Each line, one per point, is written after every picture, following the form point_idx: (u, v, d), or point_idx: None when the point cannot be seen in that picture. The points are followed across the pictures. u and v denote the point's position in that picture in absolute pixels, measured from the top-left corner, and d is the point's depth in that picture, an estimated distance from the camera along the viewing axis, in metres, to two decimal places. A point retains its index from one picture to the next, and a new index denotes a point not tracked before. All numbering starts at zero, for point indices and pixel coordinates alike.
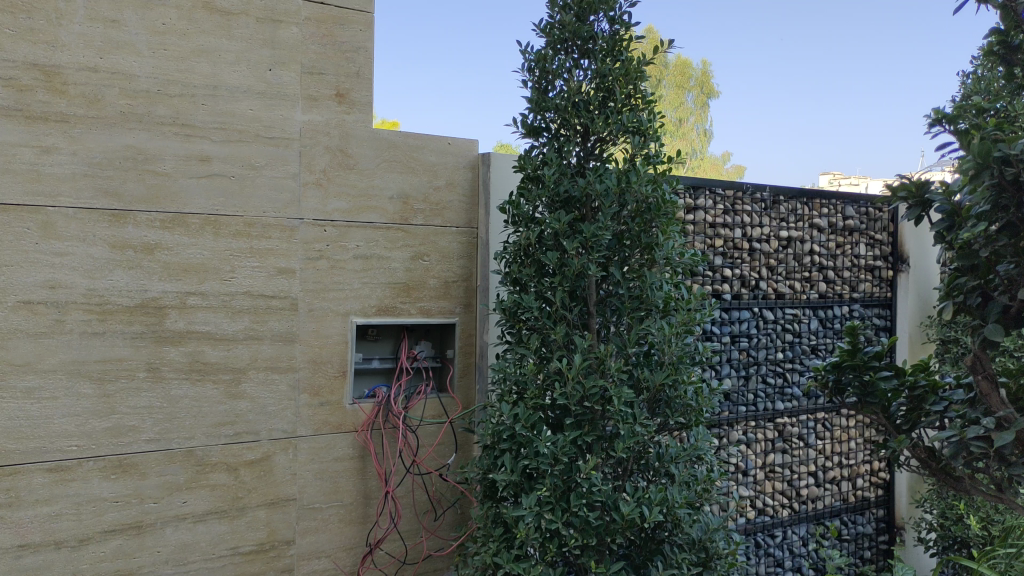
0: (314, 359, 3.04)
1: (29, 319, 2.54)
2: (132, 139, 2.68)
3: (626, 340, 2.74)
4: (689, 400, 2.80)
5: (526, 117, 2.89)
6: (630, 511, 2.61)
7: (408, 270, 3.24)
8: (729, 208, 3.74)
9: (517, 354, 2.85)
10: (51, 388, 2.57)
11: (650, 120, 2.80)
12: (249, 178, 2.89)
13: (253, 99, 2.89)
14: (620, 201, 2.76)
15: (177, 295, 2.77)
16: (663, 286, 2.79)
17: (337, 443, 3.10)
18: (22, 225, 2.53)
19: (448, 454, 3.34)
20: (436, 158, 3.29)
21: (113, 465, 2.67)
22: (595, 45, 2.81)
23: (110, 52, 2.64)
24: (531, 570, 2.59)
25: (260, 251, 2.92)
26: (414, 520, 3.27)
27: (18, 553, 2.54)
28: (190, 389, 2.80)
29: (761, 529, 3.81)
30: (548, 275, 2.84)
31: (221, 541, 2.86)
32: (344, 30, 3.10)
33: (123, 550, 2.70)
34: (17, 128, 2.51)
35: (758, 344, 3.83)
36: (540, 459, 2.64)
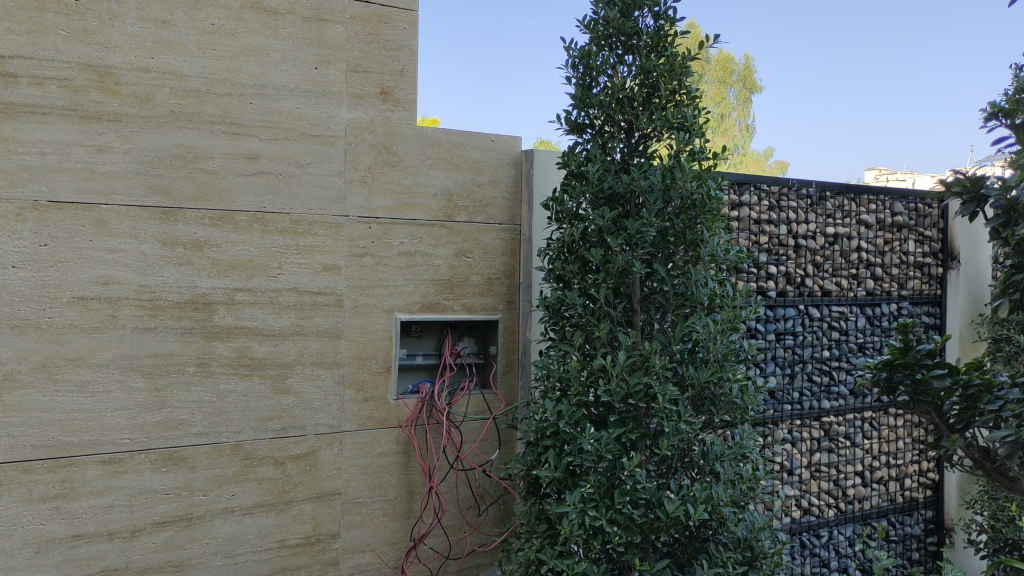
0: (359, 355, 3.07)
1: (83, 315, 2.60)
2: (182, 137, 2.73)
3: (671, 338, 2.73)
4: (734, 398, 2.78)
5: (570, 114, 2.90)
6: (675, 509, 2.59)
7: (452, 266, 3.25)
8: (774, 204, 3.71)
9: (560, 351, 2.85)
10: (104, 382, 2.63)
11: (695, 116, 2.78)
12: (295, 176, 2.92)
13: (299, 97, 2.93)
14: (666, 198, 2.75)
15: (225, 291, 2.81)
16: (708, 283, 2.77)
17: (382, 439, 3.12)
18: (76, 223, 2.58)
19: (491, 450, 3.35)
20: (479, 155, 3.31)
21: (164, 458, 2.73)
22: (640, 41, 2.80)
23: (161, 52, 2.69)
24: (575, 567, 2.59)
25: (307, 248, 2.96)
26: (457, 515, 3.29)
27: (72, 543, 2.60)
28: (238, 383, 2.84)
29: (807, 528, 3.77)
30: (592, 271, 2.84)
31: (269, 534, 2.91)
32: (388, 28, 3.11)
33: (173, 541, 2.75)
34: (72, 127, 2.56)
35: (804, 342, 3.79)
36: (584, 456, 2.63)
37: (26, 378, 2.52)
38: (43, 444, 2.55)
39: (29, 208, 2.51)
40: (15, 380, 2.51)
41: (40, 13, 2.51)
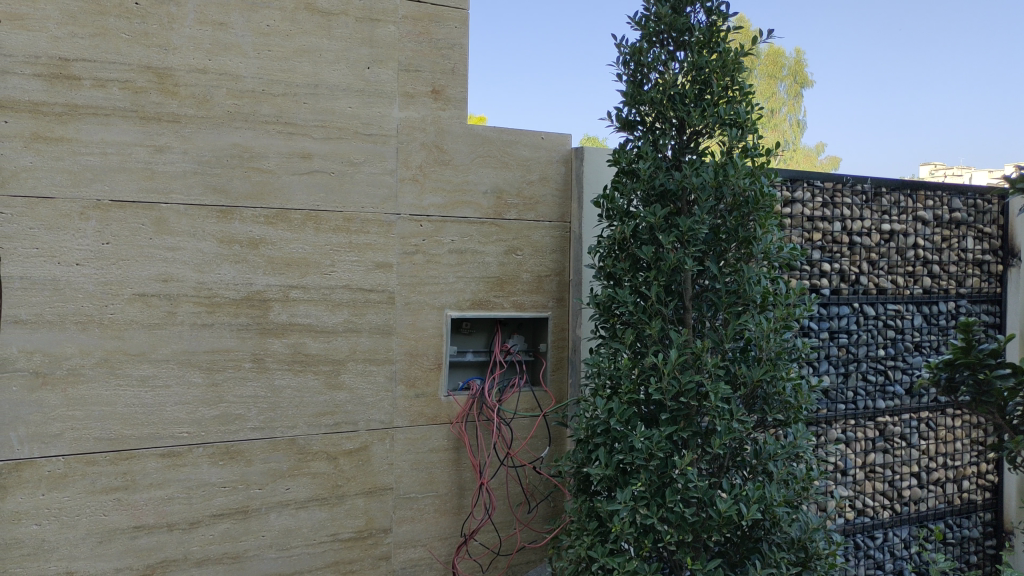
0: (411, 351, 3.10)
1: (144, 311, 2.66)
2: (238, 137, 2.78)
3: (724, 336, 2.71)
4: (788, 397, 2.75)
5: (621, 111, 2.90)
6: (727, 509, 2.58)
7: (502, 264, 3.27)
8: (828, 201, 3.66)
9: (611, 349, 2.84)
10: (164, 376, 2.69)
11: (748, 112, 2.75)
12: (348, 174, 2.96)
13: (352, 97, 2.96)
14: (718, 195, 2.73)
15: (280, 288, 2.86)
16: (761, 280, 2.74)
17: (433, 435, 3.15)
18: (137, 221, 2.64)
19: (541, 447, 3.36)
20: (529, 153, 3.31)
21: (221, 451, 2.78)
22: (691, 37, 2.78)
23: (219, 54, 2.74)
24: (626, 565, 2.59)
25: (360, 246, 2.99)
26: (507, 512, 3.31)
27: (133, 534, 2.66)
28: (293, 379, 2.89)
29: (861, 530, 3.72)
30: (643, 269, 2.84)
31: (323, 528, 2.96)
32: (439, 27, 3.13)
33: (231, 533, 2.80)
34: (133, 128, 2.62)
35: (858, 340, 3.73)
36: (635, 454, 2.64)
37: (89, 373, 2.59)
38: (105, 437, 2.62)
39: (93, 207, 2.58)
40: (79, 374, 2.58)
41: (103, 17, 2.57)
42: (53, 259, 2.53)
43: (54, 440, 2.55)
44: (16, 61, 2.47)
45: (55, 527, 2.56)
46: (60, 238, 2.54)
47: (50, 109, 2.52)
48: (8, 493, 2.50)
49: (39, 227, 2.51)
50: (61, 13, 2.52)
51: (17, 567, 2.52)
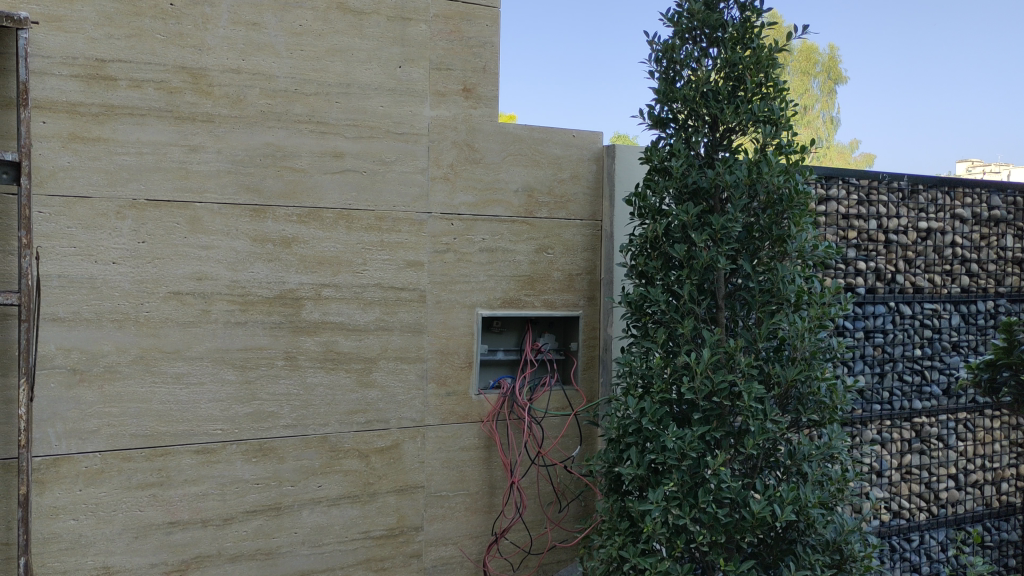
0: (442, 350, 3.10)
1: (178, 309, 2.69)
2: (271, 136, 2.79)
3: (757, 335, 2.68)
4: (823, 397, 2.71)
5: (653, 108, 2.88)
6: (761, 510, 2.55)
7: (533, 262, 3.26)
8: (864, 198, 3.61)
9: (642, 348, 2.83)
10: (198, 374, 2.72)
11: (783, 109, 2.72)
12: (380, 173, 2.97)
13: (384, 95, 2.97)
14: (751, 192, 2.71)
15: (312, 287, 2.88)
16: (796, 279, 2.70)
17: (464, 433, 3.15)
18: (172, 220, 2.67)
19: (572, 446, 3.36)
20: (561, 151, 3.30)
21: (254, 448, 2.80)
22: (725, 33, 2.75)
23: (252, 54, 2.76)
24: (658, 566, 2.58)
25: (391, 245, 3.00)
26: (538, 511, 3.30)
27: (168, 529, 2.69)
28: (325, 377, 2.91)
29: (897, 532, 3.67)
30: (675, 267, 2.82)
31: (354, 525, 2.97)
32: (470, 25, 3.13)
33: (264, 529, 2.83)
34: (167, 128, 2.65)
35: (893, 340, 3.68)
36: (667, 453, 2.63)
37: (125, 370, 2.62)
38: (141, 433, 2.65)
39: (129, 206, 2.61)
40: (115, 371, 2.61)
41: (138, 18, 2.60)
42: (90, 258, 2.56)
43: (91, 436, 2.58)
44: (54, 61, 2.49)
45: (92, 522, 2.59)
46: (97, 237, 2.57)
47: (87, 110, 2.54)
48: (45, 489, 2.53)
49: (77, 226, 2.54)
50: (98, 14, 2.54)
51: (55, 562, 2.55)
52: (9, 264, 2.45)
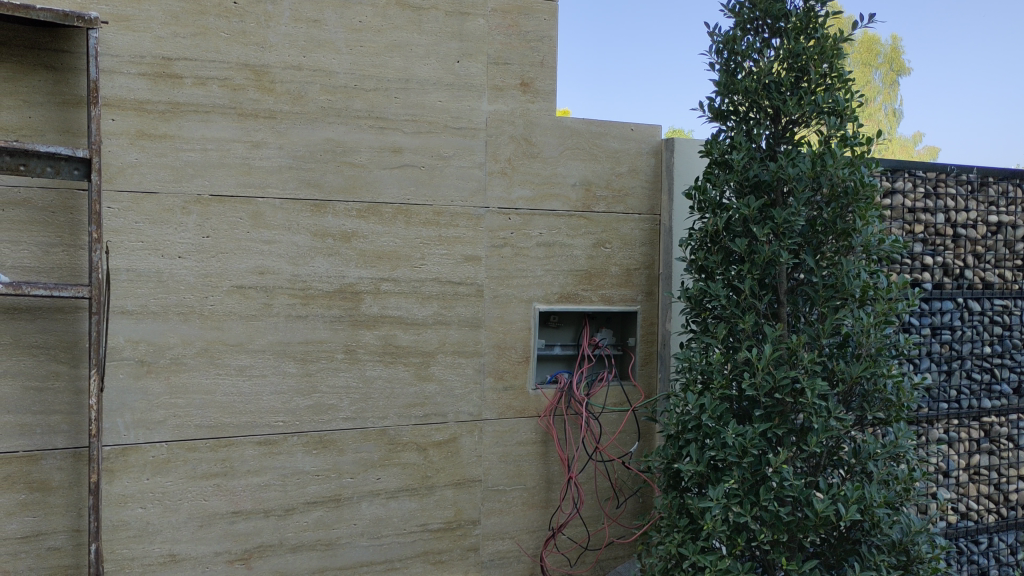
0: (499, 344, 3.11)
1: (241, 303, 2.73)
2: (331, 132, 2.82)
3: (820, 331, 2.63)
4: (889, 395, 2.64)
5: (713, 101, 2.84)
6: (825, 509, 2.50)
7: (591, 257, 3.24)
8: (931, 191, 3.52)
9: (702, 344, 2.81)
10: (261, 366, 2.76)
11: (848, 100, 2.66)
12: (438, 168, 2.98)
13: (442, 91, 2.98)
14: (815, 185, 2.65)
15: (371, 281, 2.90)
16: (861, 274, 2.64)
17: (521, 428, 3.15)
18: (236, 215, 2.71)
19: (630, 442, 3.33)
20: (618, 145, 3.28)
21: (315, 441, 2.84)
22: (788, 23, 2.71)
23: (313, 51, 2.79)
24: (718, 563, 2.55)
25: (448, 239, 3.01)
26: (596, 506, 3.29)
27: (232, 519, 2.74)
28: (384, 370, 2.93)
29: (964, 534, 3.58)
30: (736, 262, 2.78)
31: (412, 518, 2.99)
32: (528, 19, 3.12)
33: (324, 521, 2.86)
34: (231, 124, 2.69)
35: (962, 337, 3.58)
36: (727, 451, 2.60)
37: (190, 362, 2.67)
38: (205, 424, 2.70)
39: (193, 201, 2.65)
40: (181, 363, 2.66)
41: (203, 16, 2.64)
42: (157, 252, 2.61)
43: (158, 426, 2.64)
44: (122, 61, 2.54)
45: (158, 510, 2.65)
46: (163, 232, 2.62)
47: (154, 107, 2.59)
48: (114, 477, 2.59)
49: (144, 221, 2.60)
50: (164, 14, 2.59)
51: (124, 549, 2.61)
52: (80, 258, 2.52)
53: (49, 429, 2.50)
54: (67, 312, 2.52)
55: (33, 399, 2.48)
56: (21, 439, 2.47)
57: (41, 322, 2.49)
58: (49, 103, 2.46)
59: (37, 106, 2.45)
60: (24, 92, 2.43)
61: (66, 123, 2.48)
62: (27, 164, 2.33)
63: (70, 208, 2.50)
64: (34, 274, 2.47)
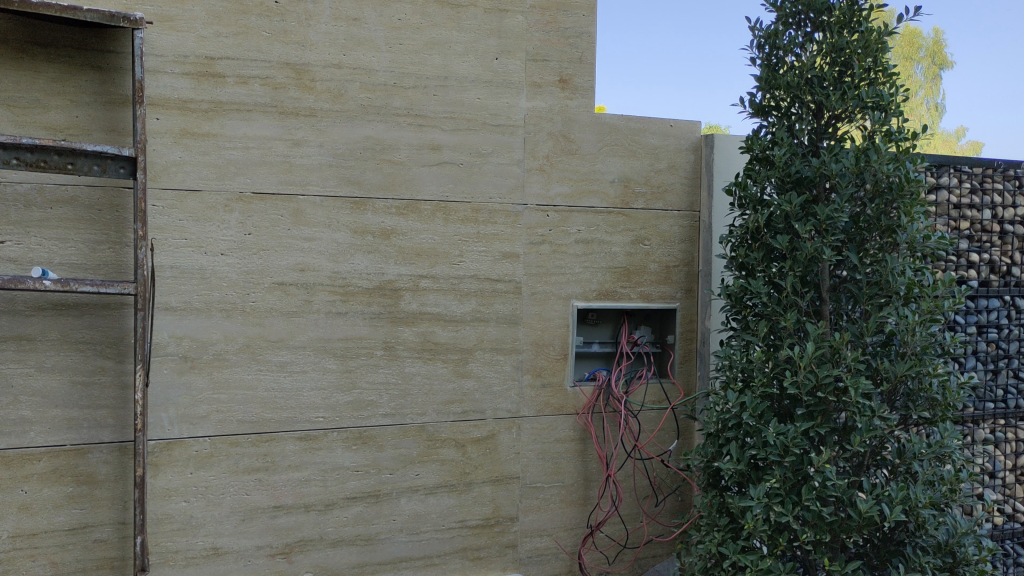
0: (537, 341, 3.10)
1: (282, 300, 2.76)
2: (371, 130, 2.84)
3: (864, 329, 2.60)
4: (934, 394, 2.59)
5: (754, 96, 2.81)
6: (868, 509, 2.47)
7: (630, 254, 3.23)
8: (977, 187, 3.46)
9: (742, 342, 2.79)
10: (301, 362, 2.79)
11: (892, 94, 2.62)
12: (477, 165, 2.99)
13: (480, 88, 2.98)
14: (859, 181, 2.62)
15: (411, 278, 2.92)
16: (906, 271, 2.60)
17: (559, 425, 3.15)
18: (277, 213, 2.74)
19: (669, 440, 3.32)
20: (657, 141, 3.26)
21: (354, 436, 2.86)
22: (831, 17, 2.67)
23: (353, 49, 2.81)
24: (759, 563, 2.53)
25: (487, 236, 3.02)
26: (634, 504, 3.27)
27: (273, 513, 2.77)
28: (423, 367, 2.94)
29: (1011, 536, 3.51)
30: (777, 259, 2.75)
31: (451, 514, 3.01)
32: (567, 16, 3.11)
33: (364, 516, 2.88)
34: (273, 122, 2.72)
35: (1009, 336, 3.51)
36: (768, 449, 2.58)
37: (233, 358, 2.70)
38: (247, 419, 2.73)
39: (235, 199, 2.68)
40: (223, 359, 2.69)
41: (245, 16, 2.67)
42: (200, 249, 2.65)
43: (201, 421, 2.67)
44: (166, 60, 2.58)
45: (201, 504, 2.68)
46: (207, 229, 2.65)
47: (197, 106, 2.62)
48: (159, 471, 2.63)
49: (187, 218, 2.63)
50: (207, 13, 2.62)
51: (168, 542, 2.65)
52: (126, 255, 2.56)
53: (96, 423, 2.54)
54: (113, 307, 2.56)
55: (79, 393, 2.53)
56: (68, 433, 2.52)
57: (88, 317, 2.53)
58: (95, 102, 2.50)
59: (83, 106, 2.49)
60: (71, 92, 2.48)
61: (112, 122, 2.52)
62: (75, 163, 2.36)
63: (116, 206, 2.54)
64: (81, 270, 2.51)
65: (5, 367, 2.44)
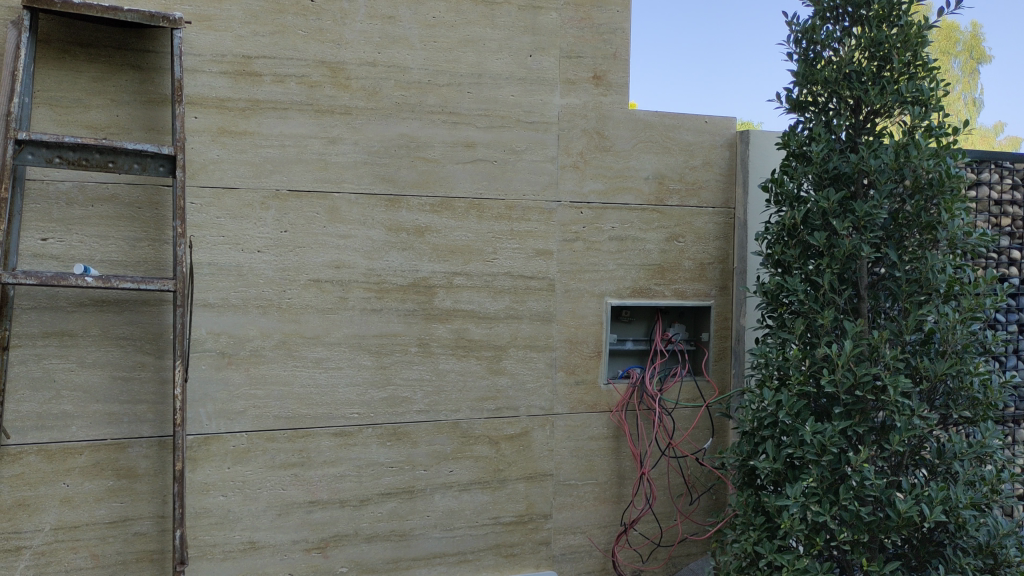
0: (571, 338, 3.10)
1: (318, 296, 2.78)
2: (406, 127, 2.85)
3: (903, 327, 2.56)
4: (975, 393, 2.56)
5: (791, 91, 2.79)
6: (908, 509, 2.44)
7: (664, 251, 3.21)
8: (1019, 183, 3.41)
9: (778, 339, 2.76)
10: (337, 359, 2.81)
11: (933, 88, 2.58)
12: (510, 162, 2.99)
13: (514, 85, 2.98)
14: (899, 177, 2.58)
15: (445, 275, 2.93)
16: (946, 268, 2.56)
17: (593, 423, 3.15)
18: (313, 210, 2.76)
19: (703, 438, 3.30)
20: (692, 137, 3.24)
21: (389, 432, 2.87)
22: (869, 11, 2.64)
23: (387, 47, 2.82)
24: (796, 563, 2.50)
25: (521, 234, 3.02)
26: (669, 503, 3.26)
27: (309, 508, 2.79)
28: (456, 363, 2.95)
29: None
30: (814, 256, 2.73)
31: (484, 511, 3.01)
32: (601, 12, 3.10)
33: (398, 512, 2.90)
34: (309, 120, 2.74)
35: None
36: (805, 448, 2.55)
37: (270, 354, 2.73)
38: (283, 415, 2.75)
39: (272, 197, 2.71)
40: (260, 355, 2.72)
41: (281, 15, 2.69)
42: (237, 246, 2.67)
43: (238, 416, 2.70)
44: (204, 59, 2.60)
45: (239, 499, 2.71)
46: (244, 226, 2.68)
47: (234, 104, 2.65)
48: (197, 466, 2.66)
49: (225, 216, 2.66)
50: (244, 13, 2.65)
51: (206, 535, 2.68)
52: (165, 252, 2.59)
53: (136, 418, 2.58)
54: (153, 304, 2.59)
55: (120, 388, 2.56)
56: (109, 427, 2.55)
57: (128, 314, 2.57)
58: (135, 101, 2.54)
59: (124, 105, 2.53)
60: (112, 91, 2.51)
61: (152, 121, 2.55)
62: (115, 161, 2.39)
63: (155, 204, 2.57)
64: (122, 267, 2.55)
65: (47, 362, 2.49)
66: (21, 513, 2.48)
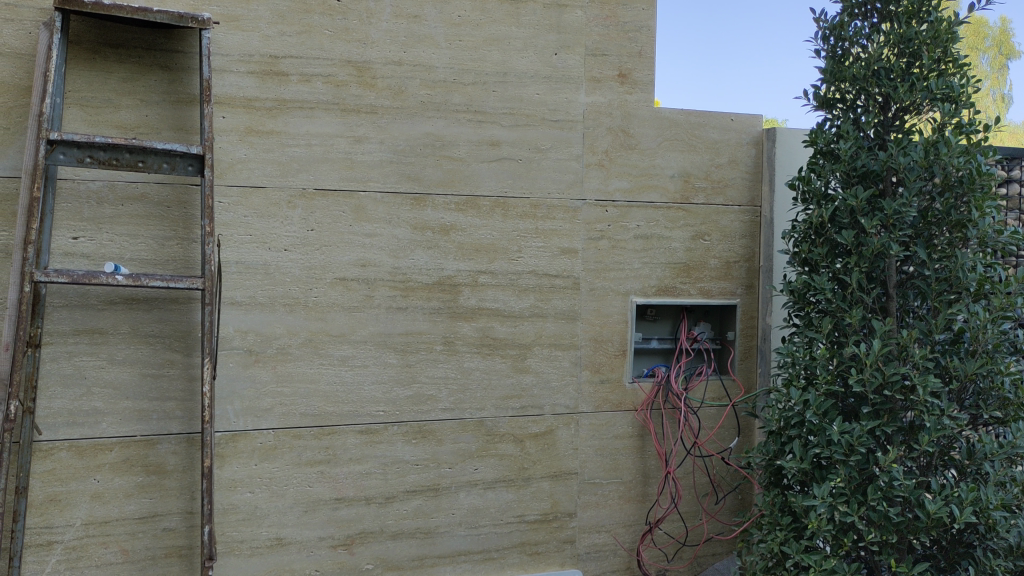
0: (596, 337, 3.10)
1: (344, 295, 2.79)
2: (431, 126, 2.86)
3: (932, 326, 2.54)
4: (1006, 393, 2.53)
5: (819, 89, 2.77)
6: (937, 510, 2.41)
7: (689, 249, 3.20)
8: None
9: (805, 338, 2.74)
10: (362, 356, 2.82)
11: (963, 85, 2.55)
12: (536, 161, 2.99)
13: (539, 83, 2.98)
14: (928, 175, 2.56)
15: (469, 273, 2.93)
16: (977, 266, 2.53)
17: (617, 421, 3.14)
18: (339, 209, 2.77)
19: (729, 438, 3.29)
20: (718, 135, 3.22)
21: (414, 430, 2.88)
22: (898, 7, 2.62)
23: (413, 46, 2.83)
24: (823, 563, 2.49)
25: (546, 232, 3.01)
26: (694, 502, 3.25)
27: (335, 505, 2.81)
28: (481, 362, 2.96)
29: None
30: (841, 255, 2.71)
31: (509, 509, 3.02)
32: (627, 10, 3.10)
33: (423, 509, 2.91)
34: (335, 119, 2.75)
35: None
36: (833, 448, 2.54)
37: (296, 352, 2.75)
38: (310, 413, 2.77)
39: (299, 195, 2.72)
40: (287, 353, 2.74)
41: (308, 15, 2.71)
42: (265, 245, 2.69)
43: (265, 414, 2.72)
44: (232, 59, 2.62)
45: (266, 495, 2.73)
46: (271, 225, 2.70)
47: (261, 104, 2.67)
48: (225, 462, 2.68)
49: (252, 215, 2.68)
50: (271, 13, 2.66)
51: (234, 531, 2.70)
52: (193, 251, 2.61)
53: (165, 415, 2.61)
54: (181, 302, 2.62)
55: (149, 385, 2.59)
56: (139, 424, 2.58)
57: (157, 312, 2.59)
58: (164, 101, 2.56)
59: (153, 105, 2.55)
60: (141, 91, 2.54)
61: (180, 120, 2.58)
62: (145, 161, 2.42)
63: (184, 203, 2.60)
64: (151, 266, 2.57)
65: (78, 359, 2.52)
66: (53, 508, 2.51)
